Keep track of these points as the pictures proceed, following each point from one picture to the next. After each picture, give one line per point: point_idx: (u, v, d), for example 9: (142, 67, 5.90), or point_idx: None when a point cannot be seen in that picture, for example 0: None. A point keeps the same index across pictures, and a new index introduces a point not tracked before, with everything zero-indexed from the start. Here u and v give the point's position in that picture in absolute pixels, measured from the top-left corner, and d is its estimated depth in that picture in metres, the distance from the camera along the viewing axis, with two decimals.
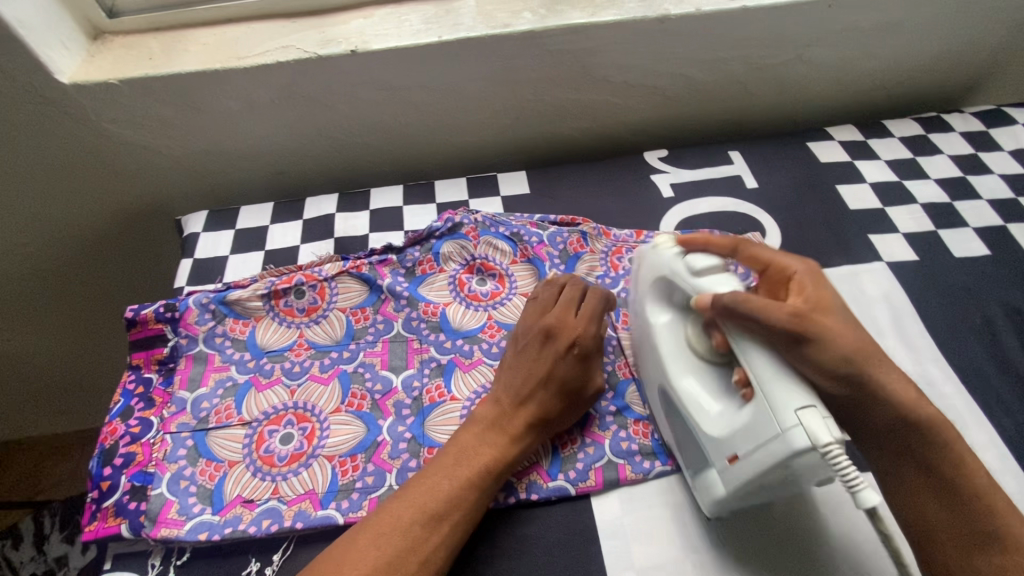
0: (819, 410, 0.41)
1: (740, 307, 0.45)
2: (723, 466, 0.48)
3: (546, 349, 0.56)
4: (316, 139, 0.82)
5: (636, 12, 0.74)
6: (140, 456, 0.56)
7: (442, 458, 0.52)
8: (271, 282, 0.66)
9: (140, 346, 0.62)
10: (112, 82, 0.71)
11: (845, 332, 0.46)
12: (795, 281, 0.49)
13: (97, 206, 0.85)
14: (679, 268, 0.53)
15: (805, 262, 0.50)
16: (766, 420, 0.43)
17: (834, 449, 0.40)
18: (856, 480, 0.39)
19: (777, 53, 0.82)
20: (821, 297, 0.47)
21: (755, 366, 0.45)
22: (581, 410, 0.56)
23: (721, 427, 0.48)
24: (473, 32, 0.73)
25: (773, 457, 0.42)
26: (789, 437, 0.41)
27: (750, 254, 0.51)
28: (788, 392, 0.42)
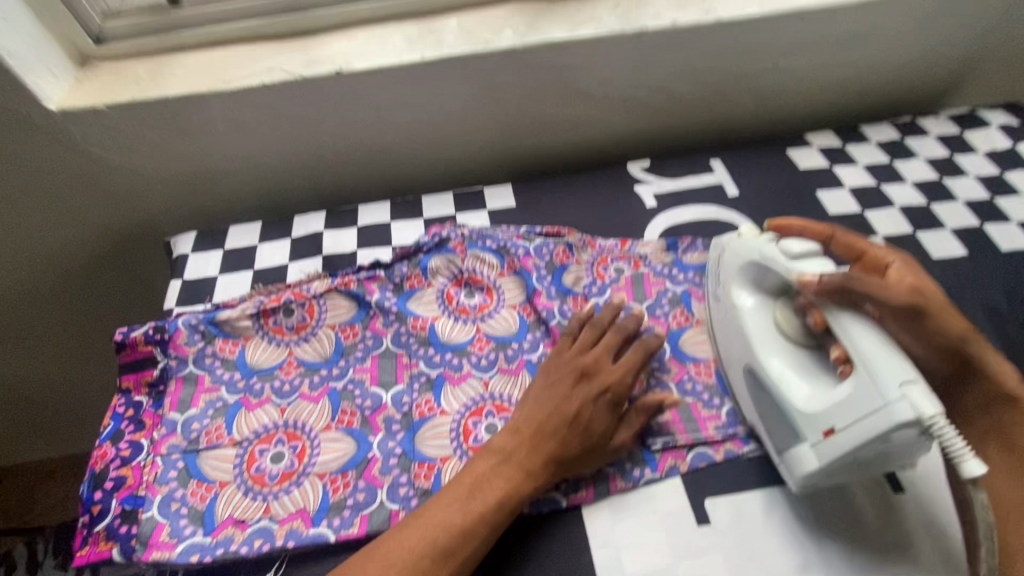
0: (921, 385, 0.44)
1: (856, 285, 0.49)
2: (813, 442, 0.49)
3: (580, 388, 0.56)
4: (303, 158, 0.83)
5: (614, 27, 0.76)
6: (130, 480, 0.56)
7: (454, 489, 0.51)
8: (260, 301, 0.67)
9: (130, 368, 0.63)
10: (99, 108, 0.72)
11: (947, 316, 0.52)
12: (892, 269, 0.55)
13: (86, 229, 0.86)
14: (771, 251, 0.55)
15: (898, 254, 0.56)
16: (868, 394, 0.45)
17: (938, 421, 0.43)
18: (961, 450, 0.43)
19: (754, 63, 0.84)
20: (921, 283, 0.54)
21: (856, 338, 0.47)
22: (599, 461, 0.55)
23: (817, 404, 0.49)
24: (455, 51, 0.74)
25: (874, 430, 0.44)
26: (893, 409, 0.43)
27: (847, 241, 0.57)
28: (892, 367, 0.45)
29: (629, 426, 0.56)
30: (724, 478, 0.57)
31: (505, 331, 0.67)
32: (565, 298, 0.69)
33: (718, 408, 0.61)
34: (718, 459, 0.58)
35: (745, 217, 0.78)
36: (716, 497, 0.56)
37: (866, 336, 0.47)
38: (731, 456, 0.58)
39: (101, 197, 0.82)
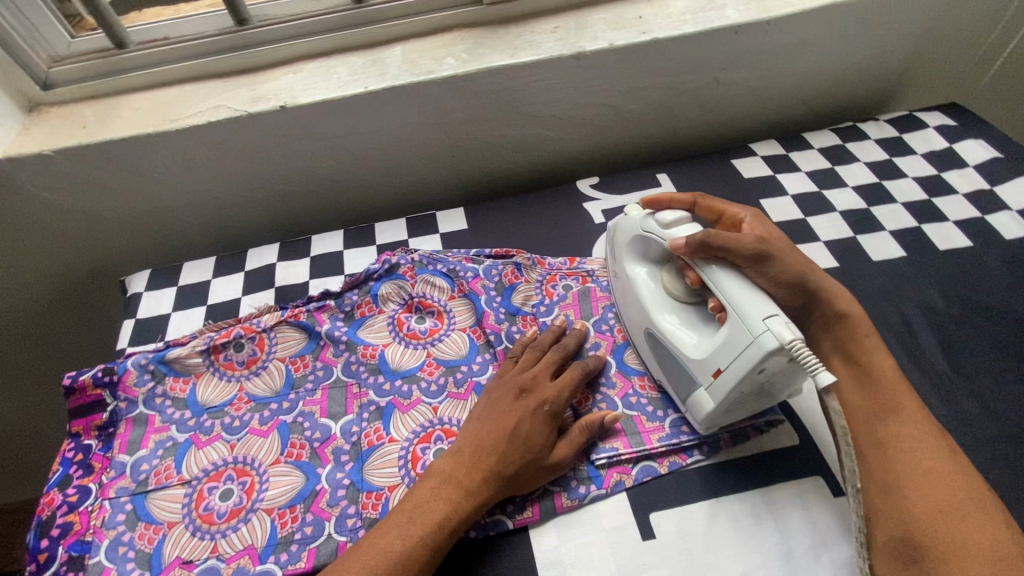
0: (782, 317, 0.49)
1: (713, 241, 0.55)
2: (708, 383, 0.54)
3: (519, 403, 0.58)
4: (256, 192, 0.84)
5: (554, 50, 0.77)
6: (77, 526, 0.56)
7: (397, 515, 0.52)
8: (210, 337, 0.67)
9: (79, 413, 0.63)
10: (45, 153, 0.72)
11: (793, 255, 0.60)
12: (745, 224, 0.63)
13: (43, 271, 0.86)
14: (651, 226, 0.62)
15: (750, 210, 0.64)
16: (741, 332, 0.51)
17: (798, 345, 0.47)
18: (816, 365, 0.47)
19: (695, 78, 0.86)
20: (768, 231, 0.62)
21: (722, 285, 0.54)
22: (542, 478, 0.56)
23: (704, 350, 0.55)
24: (398, 81, 0.75)
25: (749, 363, 0.50)
26: (761, 341, 0.49)
27: (708, 205, 0.66)
28: (755, 306, 0.50)
29: (570, 441, 0.57)
30: (669, 491, 0.58)
31: (455, 355, 0.68)
32: (514, 319, 0.71)
33: (663, 420, 0.62)
34: (662, 471, 0.59)
35: None
36: (661, 510, 0.57)
37: (733, 283, 0.53)
38: (675, 468, 0.59)
39: (56, 239, 0.83)
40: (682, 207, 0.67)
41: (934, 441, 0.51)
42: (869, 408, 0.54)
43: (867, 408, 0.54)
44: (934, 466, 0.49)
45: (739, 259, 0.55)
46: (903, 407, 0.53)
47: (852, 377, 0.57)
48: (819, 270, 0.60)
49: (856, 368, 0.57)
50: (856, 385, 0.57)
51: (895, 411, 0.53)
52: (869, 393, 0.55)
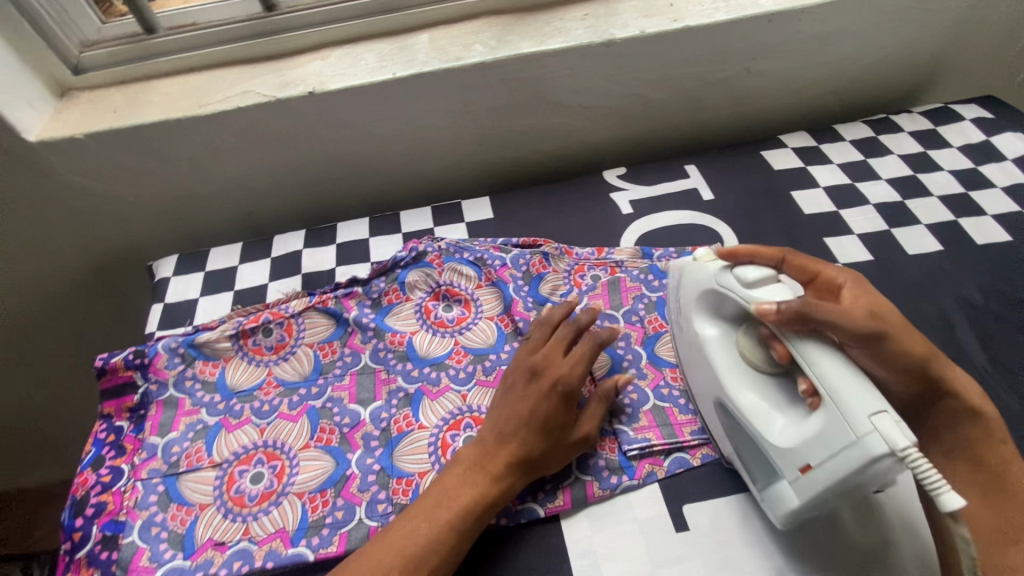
0: (892, 415, 0.42)
1: (816, 313, 0.47)
2: (794, 478, 0.48)
3: (531, 386, 0.56)
4: (282, 178, 0.84)
5: (584, 38, 0.76)
6: (111, 505, 0.56)
7: (424, 500, 0.51)
8: (239, 322, 0.67)
9: (110, 394, 0.63)
10: (77, 137, 0.72)
11: (913, 340, 0.51)
12: (844, 290, 0.53)
13: (72, 255, 0.87)
14: (728, 282, 0.54)
15: (850, 271, 0.55)
16: (840, 428, 0.44)
17: (912, 452, 0.41)
18: (933, 479, 0.41)
19: (726, 67, 0.84)
20: (877, 302, 0.52)
21: (820, 369, 0.46)
22: (567, 457, 0.55)
23: (791, 438, 0.48)
24: (426, 67, 0.75)
25: (851, 467, 0.43)
26: (866, 443, 0.42)
27: (797, 264, 0.56)
28: (860, 400, 0.43)
29: (591, 416, 0.57)
30: (702, 483, 0.58)
31: (483, 343, 0.67)
32: (542, 308, 0.70)
33: (694, 412, 0.61)
34: (695, 464, 0.58)
35: (721, 221, 0.79)
36: (695, 503, 0.56)
37: (834, 367, 0.46)
38: (708, 460, 0.59)
39: (86, 222, 0.83)
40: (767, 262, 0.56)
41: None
42: (996, 525, 0.49)
43: (996, 525, 0.49)
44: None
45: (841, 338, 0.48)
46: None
47: (976, 485, 0.51)
48: (940, 355, 0.52)
49: (984, 474, 0.51)
50: (983, 497, 0.51)
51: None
52: (999, 507, 0.50)
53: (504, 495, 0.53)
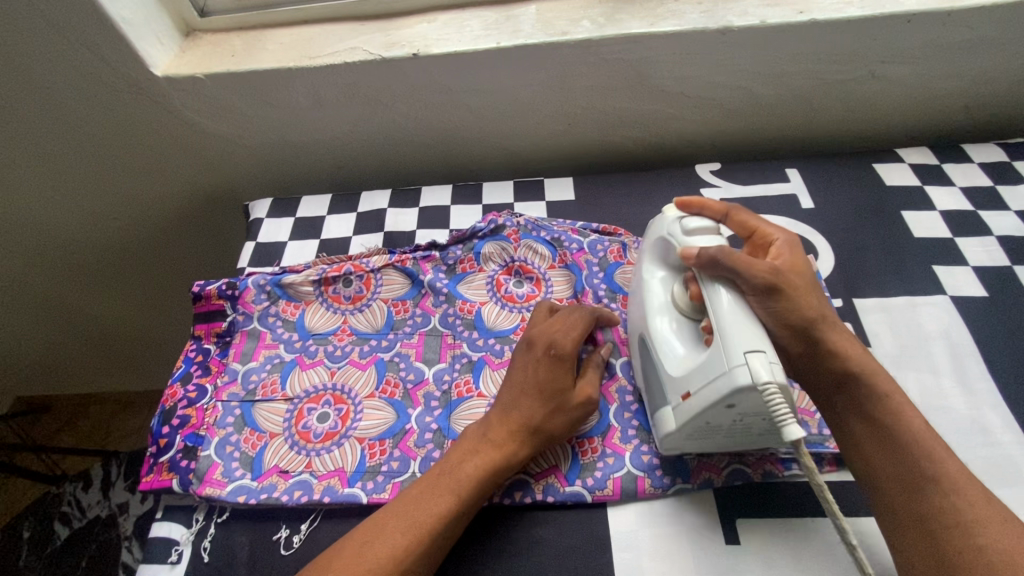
0: (766, 356, 0.44)
1: (725, 259, 0.50)
2: (676, 403, 0.51)
3: (525, 355, 0.57)
4: (375, 137, 0.86)
5: (698, 22, 0.72)
6: (194, 419, 0.61)
7: (430, 474, 0.53)
8: (323, 269, 0.71)
9: (203, 318, 0.69)
10: (197, 77, 0.77)
11: (807, 297, 0.53)
12: (773, 247, 0.56)
13: (181, 186, 0.95)
14: (673, 228, 0.56)
15: (786, 234, 0.57)
16: (720, 359, 0.46)
17: (772, 389, 0.43)
18: (783, 416, 0.43)
19: (848, 69, 0.78)
20: (795, 262, 0.54)
21: (716, 306, 0.49)
22: (572, 421, 0.55)
23: (682, 368, 0.51)
24: (531, 39, 0.73)
25: (719, 393, 0.45)
26: (734, 374, 0.44)
27: (741, 220, 0.58)
28: (742, 336, 0.45)
29: (591, 380, 0.57)
30: (761, 500, 0.55)
31: None
32: (615, 297, 0.69)
33: None
34: (755, 480, 0.55)
35: (819, 233, 0.74)
36: (750, 519, 0.54)
37: (729, 308, 0.48)
38: (769, 479, 0.55)
39: (195, 158, 0.90)
40: (711, 215, 0.58)
41: (992, 511, 0.44)
42: (903, 477, 0.47)
43: (900, 478, 0.47)
44: (991, 544, 0.42)
45: (745, 288, 0.49)
46: (950, 477, 0.46)
47: (875, 438, 0.49)
48: (832, 318, 0.53)
49: (879, 430, 0.49)
50: (882, 450, 0.49)
51: (939, 481, 0.46)
52: (903, 457, 0.48)
53: (513, 459, 0.53)
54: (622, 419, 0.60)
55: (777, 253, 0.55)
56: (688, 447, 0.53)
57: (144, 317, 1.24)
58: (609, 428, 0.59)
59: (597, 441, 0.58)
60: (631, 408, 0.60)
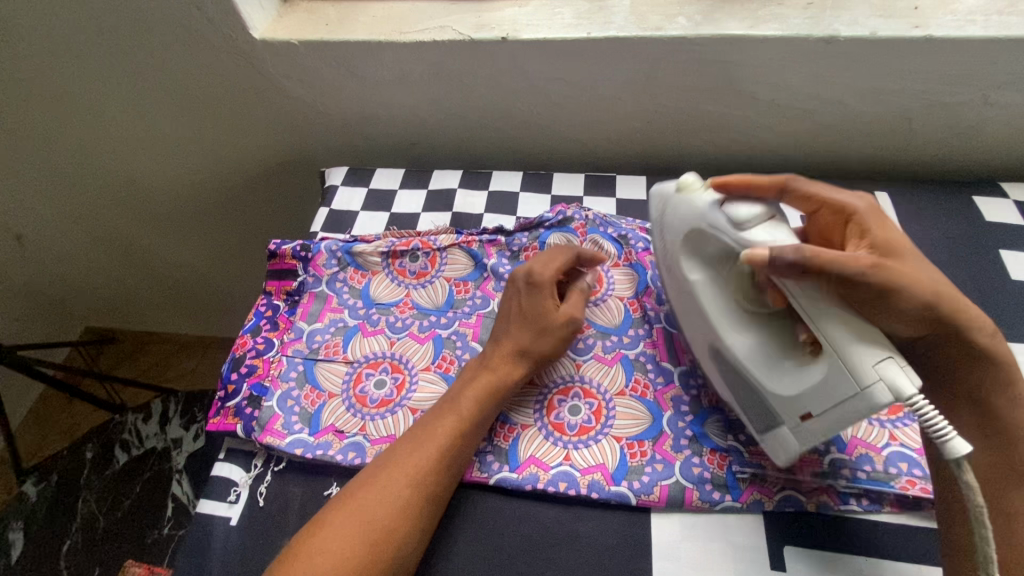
0: (896, 361, 0.42)
1: (820, 267, 0.43)
2: (793, 423, 0.49)
3: (511, 291, 0.63)
4: (452, 116, 0.87)
5: (801, 29, 0.69)
6: (260, 370, 0.64)
7: (439, 407, 0.57)
8: (392, 242, 0.73)
9: (275, 275, 0.72)
10: (292, 42, 0.79)
11: (935, 277, 0.46)
12: (853, 223, 0.48)
13: (262, 147, 0.99)
14: (720, 221, 0.49)
15: (864, 199, 0.49)
16: (844, 379, 0.44)
17: (919, 398, 0.41)
18: (934, 420, 0.41)
19: (959, 92, 0.73)
20: (888, 238, 0.46)
21: (829, 336, 0.44)
22: (558, 338, 0.60)
23: (793, 387, 0.48)
24: (623, 32, 0.72)
25: (858, 414, 0.44)
26: (871, 394, 0.42)
27: (800, 191, 0.50)
28: (864, 350, 0.42)
29: (572, 303, 0.62)
30: (813, 530, 0.53)
31: (607, 322, 0.66)
32: None
33: (822, 454, 0.55)
34: (808, 508, 0.53)
35: None
36: (798, 548, 0.52)
37: (832, 325, 0.44)
38: (823, 510, 0.53)
39: (279, 121, 0.93)
40: (760, 192, 0.50)
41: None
42: (990, 467, 0.48)
43: (991, 466, 0.48)
44: None
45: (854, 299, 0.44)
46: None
47: (974, 424, 0.49)
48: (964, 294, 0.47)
49: (982, 417, 0.48)
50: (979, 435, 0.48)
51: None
52: (996, 450, 0.48)
53: (510, 384, 0.58)
54: (675, 427, 0.59)
55: (863, 232, 0.47)
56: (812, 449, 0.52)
57: (211, 267, 1.31)
58: (660, 433, 0.58)
59: (647, 445, 0.58)
60: (685, 416, 0.59)
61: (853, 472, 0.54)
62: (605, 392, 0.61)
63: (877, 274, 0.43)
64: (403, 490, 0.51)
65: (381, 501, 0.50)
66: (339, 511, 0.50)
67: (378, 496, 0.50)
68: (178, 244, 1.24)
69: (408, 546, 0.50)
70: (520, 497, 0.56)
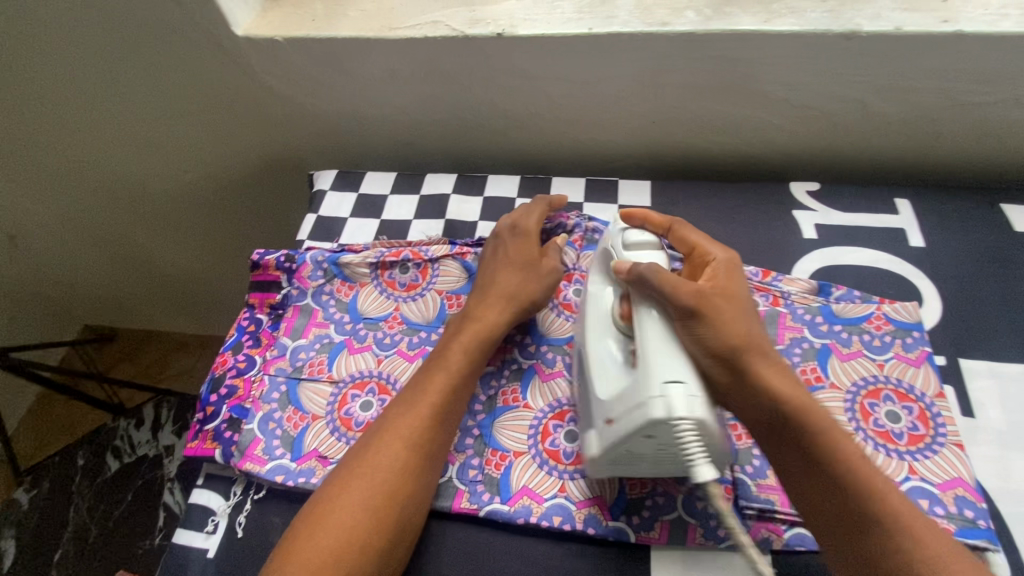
0: (686, 388, 0.42)
1: (650, 276, 0.48)
2: (599, 428, 0.48)
3: (494, 241, 0.64)
4: (446, 116, 0.83)
5: (820, 24, 0.64)
6: (241, 391, 0.61)
7: (409, 395, 0.53)
8: (381, 252, 0.69)
9: (259, 288, 0.69)
10: (275, 39, 0.75)
11: (736, 323, 0.48)
12: (710, 266, 0.53)
13: (250, 147, 0.95)
14: (616, 240, 0.55)
15: (725, 253, 0.54)
16: (637, 387, 0.44)
17: (685, 423, 0.42)
18: (693, 454, 0.42)
19: (990, 91, 0.67)
20: (727, 285, 0.51)
21: (644, 335, 0.47)
22: (544, 284, 0.60)
23: (609, 391, 0.48)
24: (626, 27, 0.67)
25: (633, 423, 0.44)
26: (649, 405, 0.43)
27: (682, 235, 0.57)
28: (664, 365, 0.43)
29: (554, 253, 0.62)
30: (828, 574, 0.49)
31: None
32: None
33: None
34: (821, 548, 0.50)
35: (926, 276, 0.66)
36: None
37: (653, 332, 0.46)
38: None
39: (267, 121, 0.90)
40: (654, 228, 0.59)
41: (936, 548, 0.42)
42: (841, 517, 0.44)
43: (841, 515, 0.44)
44: None
45: (673, 314, 0.47)
46: (896, 517, 0.43)
47: (814, 476, 0.45)
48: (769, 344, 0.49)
49: (821, 468, 0.45)
50: (820, 487, 0.45)
51: (880, 523, 0.43)
52: (844, 498, 0.44)
53: (497, 328, 0.57)
54: None
55: (711, 274, 0.52)
56: (616, 472, 0.50)
57: (204, 267, 1.28)
58: None
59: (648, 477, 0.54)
60: None
61: None
62: None
63: (690, 295, 0.47)
64: (388, 499, 0.48)
65: (355, 518, 0.47)
66: (311, 534, 0.46)
67: (352, 512, 0.47)
68: (171, 244, 1.21)
69: (393, 554, 0.48)
70: (510, 531, 0.53)
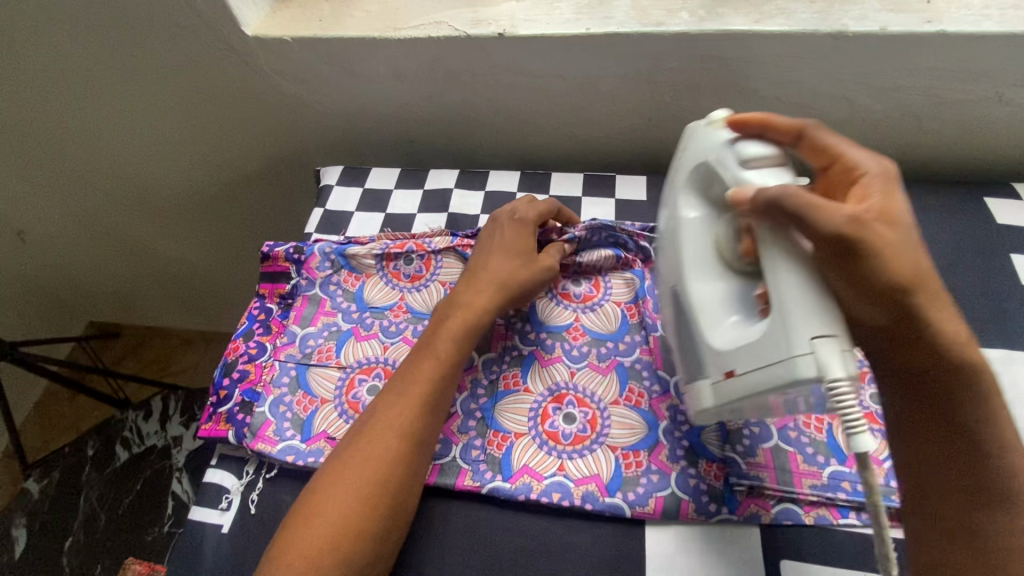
0: (838, 342, 0.37)
1: (788, 204, 0.39)
2: (717, 379, 0.46)
3: (491, 228, 0.66)
4: (449, 114, 0.85)
5: (809, 24, 0.67)
6: (252, 375, 0.64)
7: (394, 391, 0.55)
8: (386, 244, 0.72)
9: (269, 278, 0.71)
10: (284, 40, 0.78)
11: (903, 258, 0.40)
12: (859, 185, 0.43)
13: (258, 144, 0.98)
14: (727, 157, 0.47)
15: (881, 165, 0.43)
16: (777, 342, 0.39)
17: (843, 385, 0.36)
18: (855, 419, 0.37)
19: (974, 88, 0.70)
20: (886, 207, 0.41)
21: (778, 283, 0.40)
22: (538, 275, 0.62)
23: (727, 341, 0.45)
24: (623, 28, 0.69)
25: (771, 382, 0.39)
26: (796, 363, 0.38)
27: (819, 144, 0.46)
28: (807, 318, 0.38)
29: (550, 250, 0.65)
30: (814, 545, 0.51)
31: (604, 329, 0.65)
32: None
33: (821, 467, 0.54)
34: (807, 522, 0.52)
35: None
36: (798, 563, 0.51)
37: (789, 277, 0.39)
38: (822, 523, 0.52)
39: (275, 118, 0.92)
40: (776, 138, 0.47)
41: None
42: (960, 475, 0.42)
43: (958, 473, 0.42)
44: None
45: (816, 248, 0.39)
46: None
47: (941, 428, 0.42)
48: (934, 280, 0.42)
49: (959, 425, 0.42)
50: (947, 441, 0.42)
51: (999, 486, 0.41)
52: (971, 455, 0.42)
53: (483, 314, 0.59)
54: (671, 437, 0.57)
55: (863, 193, 0.42)
56: (729, 416, 0.49)
57: (209, 262, 1.30)
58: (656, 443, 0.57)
59: (643, 456, 0.56)
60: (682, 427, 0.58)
61: (854, 486, 0.53)
62: (600, 402, 0.60)
63: (846, 225, 0.38)
64: (375, 489, 0.50)
65: (345, 509, 0.49)
66: (302, 526, 0.49)
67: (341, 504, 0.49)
68: (179, 240, 1.24)
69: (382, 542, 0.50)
70: (512, 506, 0.56)
